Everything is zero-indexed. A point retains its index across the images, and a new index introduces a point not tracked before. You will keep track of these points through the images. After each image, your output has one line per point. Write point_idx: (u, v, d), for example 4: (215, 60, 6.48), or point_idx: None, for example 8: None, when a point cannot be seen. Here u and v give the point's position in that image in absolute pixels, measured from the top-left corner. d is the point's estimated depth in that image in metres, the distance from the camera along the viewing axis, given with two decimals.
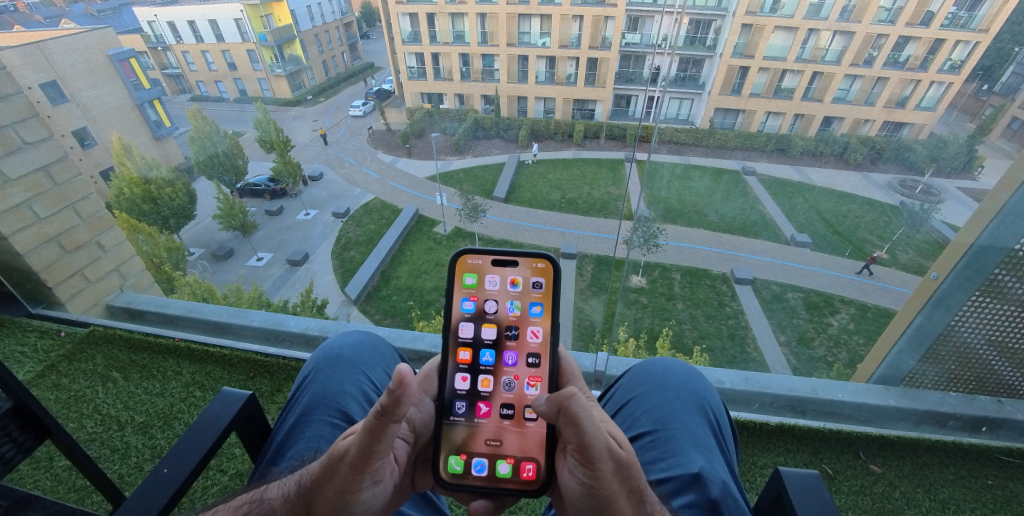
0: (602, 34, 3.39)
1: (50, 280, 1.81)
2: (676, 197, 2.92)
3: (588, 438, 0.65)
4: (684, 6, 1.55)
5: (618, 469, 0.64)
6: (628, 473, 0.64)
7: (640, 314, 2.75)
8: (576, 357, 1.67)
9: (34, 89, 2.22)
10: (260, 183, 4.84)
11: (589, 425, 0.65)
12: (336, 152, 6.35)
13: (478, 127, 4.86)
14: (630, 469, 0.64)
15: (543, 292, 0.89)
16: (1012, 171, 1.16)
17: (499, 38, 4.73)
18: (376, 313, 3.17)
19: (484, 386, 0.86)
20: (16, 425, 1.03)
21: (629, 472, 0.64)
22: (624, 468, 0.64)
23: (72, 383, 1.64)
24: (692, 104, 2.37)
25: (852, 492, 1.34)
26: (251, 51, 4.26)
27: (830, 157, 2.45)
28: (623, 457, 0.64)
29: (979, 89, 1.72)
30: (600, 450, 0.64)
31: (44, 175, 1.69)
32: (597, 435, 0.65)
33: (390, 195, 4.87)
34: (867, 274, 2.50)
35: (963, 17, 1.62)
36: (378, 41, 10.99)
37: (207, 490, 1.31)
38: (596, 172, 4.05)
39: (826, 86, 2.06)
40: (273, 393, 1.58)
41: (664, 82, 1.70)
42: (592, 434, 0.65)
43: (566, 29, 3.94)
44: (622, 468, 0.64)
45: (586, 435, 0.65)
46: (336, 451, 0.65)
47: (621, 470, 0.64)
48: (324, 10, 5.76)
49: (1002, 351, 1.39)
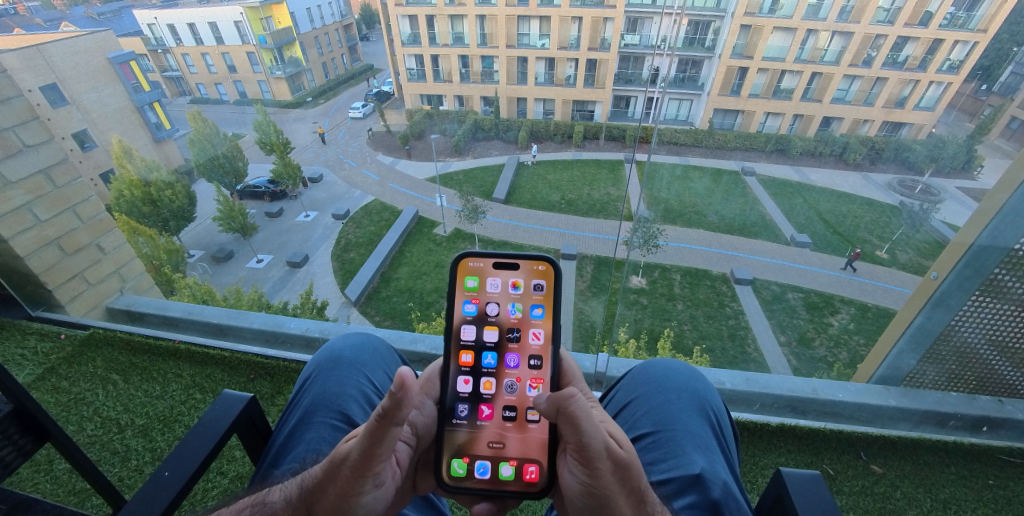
0: (601, 36, 3.39)
1: (50, 283, 1.80)
2: (675, 198, 2.94)
3: (586, 438, 0.65)
4: (683, 8, 1.56)
5: (617, 469, 0.64)
6: (628, 474, 0.64)
7: (640, 314, 2.73)
8: (576, 358, 1.68)
9: (33, 92, 2.23)
10: (260, 184, 4.73)
11: (588, 426, 0.65)
12: (337, 153, 5.86)
13: (478, 128, 5.61)
14: (630, 469, 0.64)
15: (545, 294, 0.89)
16: (1012, 171, 1.16)
17: (499, 40, 4.82)
18: (376, 315, 3.18)
19: (486, 389, 0.85)
20: (16, 428, 1.03)
21: (628, 472, 0.64)
22: (624, 468, 0.64)
23: (72, 386, 1.64)
24: (693, 105, 2.43)
25: (853, 492, 1.33)
26: (251, 54, 4.31)
27: (830, 157, 2.42)
28: (622, 457, 0.64)
29: (978, 89, 1.72)
30: (599, 450, 0.64)
31: (44, 178, 1.69)
32: (596, 435, 0.65)
33: (391, 196, 4.88)
34: (852, 270, 2.54)
35: (962, 17, 1.63)
36: (377, 44, 11.03)
37: (207, 494, 1.30)
38: (596, 173, 4.22)
39: (825, 86, 2.07)
40: (273, 395, 1.59)
41: (664, 83, 1.69)
42: (590, 434, 0.65)
43: (565, 30, 3.97)
44: (621, 468, 0.64)
45: (584, 435, 0.65)
46: (337, 454, 0.64)
47: (622, 471, 0.64)
48: (324, 13, 5.79)
49: (1002, 351, 1.38)
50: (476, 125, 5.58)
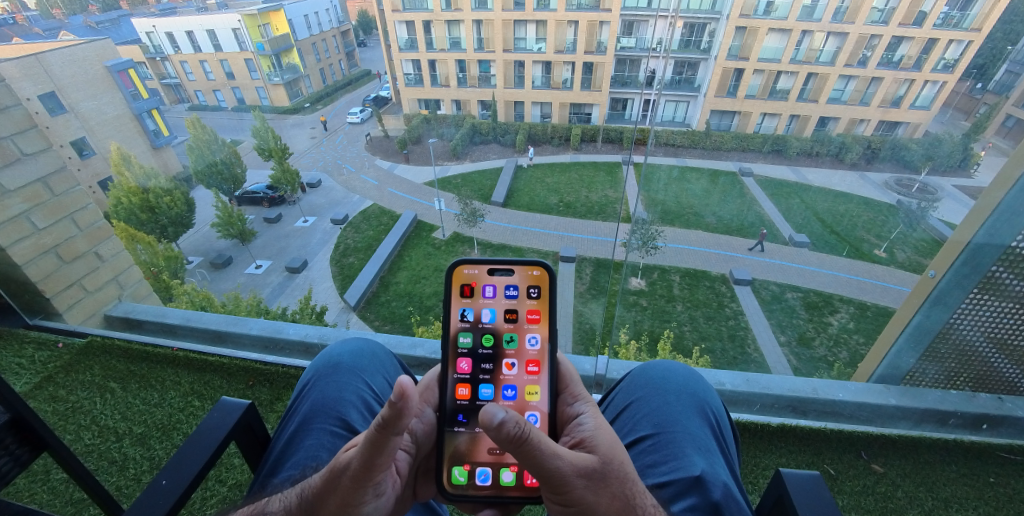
0: (596, 38, 4.44)
1: (48, 291, 1.80)
2: (673, 199, 2.80)
3: (549, 466, 0.63)
4: (677, 10, 1.51)
5: (590, 484, 0.63)
6: (604, 482, 0.63)
7: (640, 316, 2.65)
8: (576, 361, 1.66)
9: (33, 100, 2.17)
10: (259, 190, 4.56)
11: (547, 456, 0.63)
12: (335, 158, 5.77)
13: (476, 133, 6.00)
14: (604, 478, 0.63)
15: (522, 299, 0.90)
16: (1009, 168, 1.17)
17: (495, 44, 5.59)
18: (376, 320, 2.99)
19: (459, 393, 0.84)
20: (13, 438, 1.02)
21: (604, 483, 0.63)
22: (597, 480, 0.63)
23: (70, 394, 1.63)
24: (689, 107, 2.67)
25: (855, 492, 1.33)
26: (249, 60, 4.41)
27: (826, 157, 2.56)
28: (592, 470, 0.63)
29: (973, 88, 1.77)
30: (566, 473, 0.63)
31: (43, 186, 1.70)
32: (558, 461, 0.63)
33: (389, 200, 4.78)
34: (761, 251, 2.90)
35: (955, 17, 1.68)
36: (376, 49, 11.15)
37: (207, 502, 1.30)
38: (594, 176, 4.27)
39: (821, 86, 2.21)
40: (273, 401, 1.58)
41: (659, 85, 1.62)
42: (551, 463, 0.63)
43: (562, 34, 4.96)
44: (594, 482, 0.63)
45: (546, 465, 0.63)
46: (337, 463, 0.64)
47: (596, 484, 0.63)
48: (320, 20, 5.64)
49: (1002, 348, 1.38)
50: (473, 129, 6.00)
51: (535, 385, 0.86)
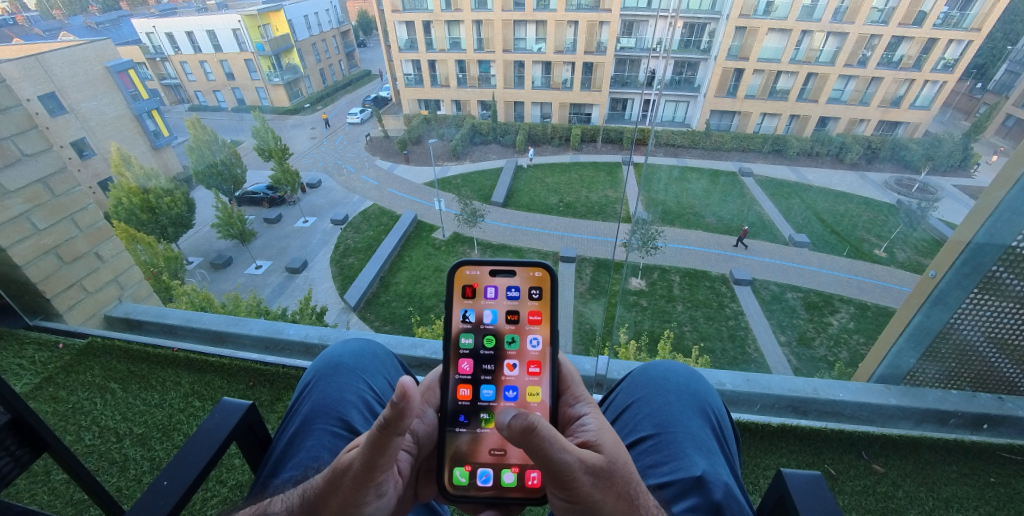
0: (596, 38, 4.37)
1: (48, 292, 1.80)
2: (673, 199, 2.78)
3: (559, 462, 0.63)
4: (678, 10, 1.52)
5: (597, 482, 0.63)
6: (610, 481, 0.63)
7: (640, 316, 2.65)
8: (576, 361, 1.66)
9: (33, 101, 2.18)
10: (259, 191, 4.53)
11: (557, 450, 0.63)
12: (335, 158, 5.66)
13: (476, 133, 6.01)
14: (611, 476, 0.64)
15: (522, 300, 0.90)
16: (1009, 168, 1.17)
17: (495, 44, 5.61)
18: (376, 320, 2.99)
19: (460, 395, 0.84)
20: (13, 439, 1.02)
21: (611, 481, 0.63)
22: (605, 478, 0.63)
23: (70, 394, 1.63)
24: (689, 107, 2.71)
25: (855, 491, 1.32)
26: (248, 60, 4.37)
27: (827, 157, 2.52)
28: (600, 467, 0.63)
29: (973, 87, 1.80)
30: (574, 469, 0.63)
31: (43, 187, 1.70)
32: (567, 456, 0.63)
33: (389, 201, 4.62)
34: (745, 248, 2.95)
35: (955, 16, 1.70)
36: (375, 50, 11.18)
37: (207, 503, 1.30)
38: (594, 176, 4.27)
39: (821, 86, 2.19)
40: (273, 402, 1.58)
41: (659, 85, 1.62)
42: (560, 457, 0.62)
43: (562, 34, 4.91)
44: (602, 480, 0.63)
45: (556, 460, 0.63)
46: (338, 464, 0.64)
47: (603, 482, 0.63)
48: (320, 21, 5.65)
49: (1002, 347, 1.38)
50: (473, 129, 6.15)
51: (536, 386, 0.86)
